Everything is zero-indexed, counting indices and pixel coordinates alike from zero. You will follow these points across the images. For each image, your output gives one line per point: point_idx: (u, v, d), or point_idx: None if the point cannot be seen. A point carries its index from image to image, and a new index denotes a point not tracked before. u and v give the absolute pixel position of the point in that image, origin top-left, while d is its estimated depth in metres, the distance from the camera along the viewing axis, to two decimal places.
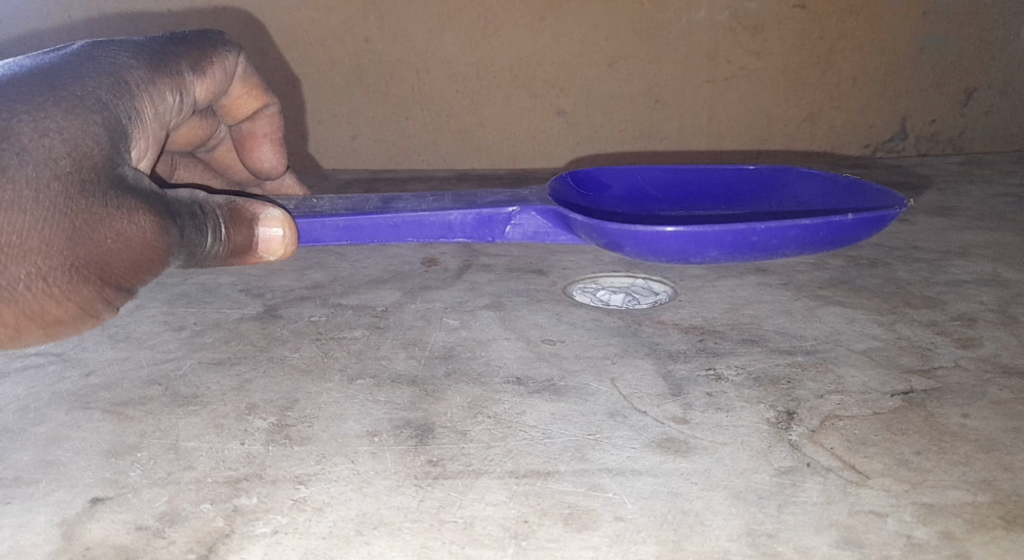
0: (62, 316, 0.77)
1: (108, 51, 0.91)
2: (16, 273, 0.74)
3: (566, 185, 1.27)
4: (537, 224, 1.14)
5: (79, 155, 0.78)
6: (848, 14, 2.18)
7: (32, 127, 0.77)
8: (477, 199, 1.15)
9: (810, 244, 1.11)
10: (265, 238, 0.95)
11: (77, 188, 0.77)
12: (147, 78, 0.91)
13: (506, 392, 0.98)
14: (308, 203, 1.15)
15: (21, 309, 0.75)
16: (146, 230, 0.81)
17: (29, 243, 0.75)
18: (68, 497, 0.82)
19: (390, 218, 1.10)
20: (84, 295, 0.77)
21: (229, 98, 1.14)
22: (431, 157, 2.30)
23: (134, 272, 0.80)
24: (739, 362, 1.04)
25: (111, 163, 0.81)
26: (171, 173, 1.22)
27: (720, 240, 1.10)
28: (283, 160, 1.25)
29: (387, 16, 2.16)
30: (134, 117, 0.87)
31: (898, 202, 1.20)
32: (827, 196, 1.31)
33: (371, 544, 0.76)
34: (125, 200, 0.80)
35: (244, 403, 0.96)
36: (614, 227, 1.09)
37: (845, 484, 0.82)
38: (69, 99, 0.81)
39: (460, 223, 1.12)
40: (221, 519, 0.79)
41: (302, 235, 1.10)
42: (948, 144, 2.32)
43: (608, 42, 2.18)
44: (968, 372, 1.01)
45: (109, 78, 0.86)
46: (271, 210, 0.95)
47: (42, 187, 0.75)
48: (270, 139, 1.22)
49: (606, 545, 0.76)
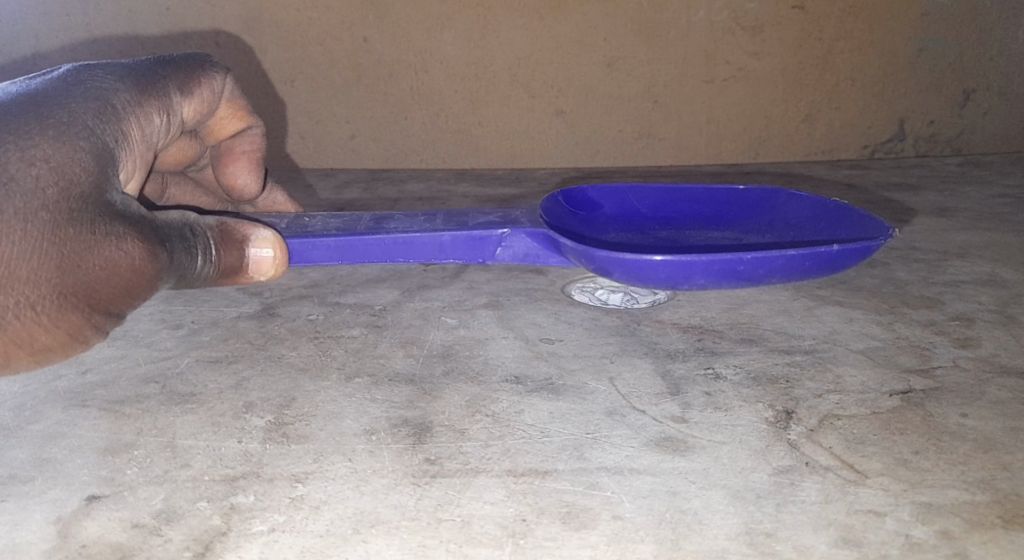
0: (52, 342, 0.78)
1: (95, 75, 0.92)
2: (5, 302, 0.76)
3: (557, 205, 1.28)
4: (527, 246, 1.14)
5: (66, 183, 0.79)
6: (847, 15, 2.18)
7: (19, 157, 0.78)
8: (468, 219, 1.16)
9: (798, 273, 1.09)
10: (256, 260, 0.95)
11: (66, 216, 0.78)
12: (134, 101, 0.92)
13: (504, 391, 0.97)
14: (299, 223, 1.15)
15: (10, 336, 0.76)
16: (136, 257, 0.82)
17: (17, 273, 0.76)
18: (63, 496, 0.82)
19: (381, 238, 1.10)
20: (73, 322, 0.78)
21: (212, 120, 1.13)
22: (430, 157, 2.30)
23: (123, 298, 0.81)
24: (737, 361, 1.04)
25: (99, 189, 0.82)
26: (161, 193, 1.21)
27: (707, 269, 1.07)
28: (260, 179, 1.23)
29: (386, 16, 2.16)
30: (121, 140, 0.88)
31: (882, 232, 1.18)
32: (817, 221, 1.28)
33: (368, 542, 0.76)
34: (112, 226, 0.81)
35: (241, 402, 0.96)
36: (601, 252, 1.08)
37: (842, 484, 0.82)
38: (55, 126, 0.82)
39: (451, 244, 1.12)
40: (217, 518, 0.79)
41: (295, 255, 1.11)
42: (947, 145, 2.32)
43: (606, 42, 2.18)
44: (966, 372, 1.01)
45: (95, 103, 0.87)
46: (261, 231, 0.95)
47: (30, 217, 0.77)
48: (251, 158, 1.20)
49: (605, 543, 0.76)
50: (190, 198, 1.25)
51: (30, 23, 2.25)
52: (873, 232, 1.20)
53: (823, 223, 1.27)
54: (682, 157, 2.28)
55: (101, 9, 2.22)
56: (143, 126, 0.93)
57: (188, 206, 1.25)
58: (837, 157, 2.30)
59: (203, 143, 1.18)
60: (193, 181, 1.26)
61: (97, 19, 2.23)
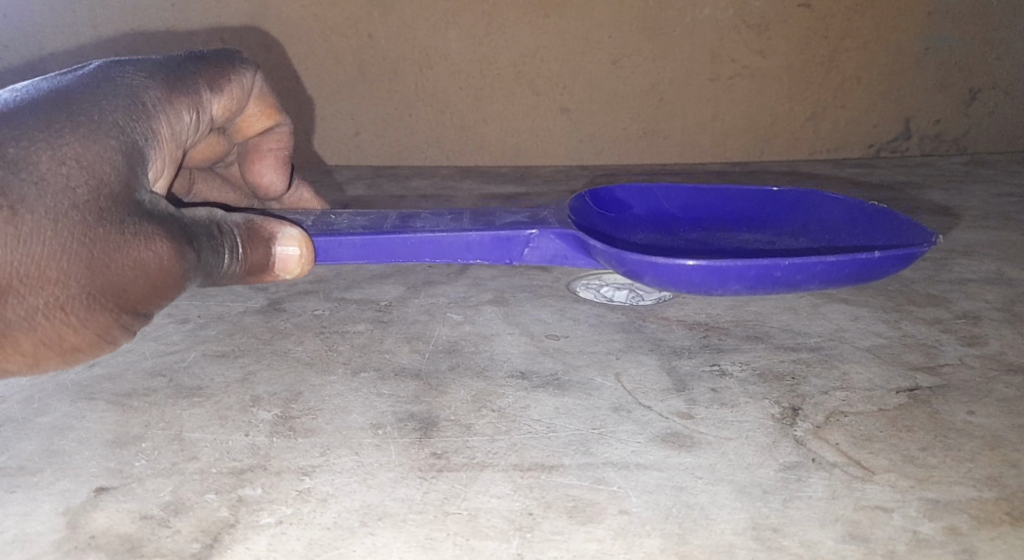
0: (80, 343, 0.80)
1: (125, 71, 0.93)
2: (34, 302, 0.77)
3: (586, 203, 1.28)
4: (556, 248, 1.15)
5: (97, 182, 0.81)
6: (854, 13, 2.17)
7: (51, 155, 0.80)
8: (495, 219, 1.17)
9: (835, 280, 1.09)
10: (283, 257, 0.94)
11: (96, 216, 0.80)
12: (164, 99, 0.93)
13: (510, 386, 0.98)
14: (326, 220, 1.16)
15: (40, 337, 0.78)
16: (164, 257, 0.83)
17: (47, 274, 0.77)
18: (73, 487, 0.82)
19: (408, 237, 1.11)
20: (101, 323, 0.80)
21: (240, 118, 1.14)
22: (434, 154, 2.30)
23: (151, 297, 0.83)
24: (744, 358, 1.04)
25: (129, 188, 0.83)
26: (189, 189, 1.22)
27: (742, 275, 1.08)
28: (287, 176, 1.24)
29: (392, 13, 2.16)
30: (151, 138, 0.89)
31: (927, 239, 1.17)
32: (854, 225, 1.29)
33: (375, 534, 0.76)
34: (142, 226, 0.82)
35: (248, 395, 0.96)
36: (632, 257, 1.09)
37: (850, 479, 0.82)
38: (85, 123, 0.83)
39: (477, 243, 1.13)
40: (226, 509, 0.79)
41: (320, 253, 1.11)
42: (952, 144, 2.32)
43: (611, 40, 2.18)
44: (974, 369, 1.01)
45: (125, 101, 0.88)
46: (288, 229, 0.95)
47: (60, 217, 0.78)
48: (277, 156, 1.21)
49: (611, 537, 0.76)
50: (216, 193, 1.24)
51: (36, 19, 2.25)
52: (911, 239, 1.20)
53: (860, 226, 1.28)
54: (685, 155, 2.29)
55: (108, 5, 2.22)
56: (172, 123, 0.93)
57: (214, 201, 1.24)
58: (841, 156, 2.30)
59: (230, 139, 1.19)
60: (221, 176, 1.25)
61: (103, 15, 2.23)
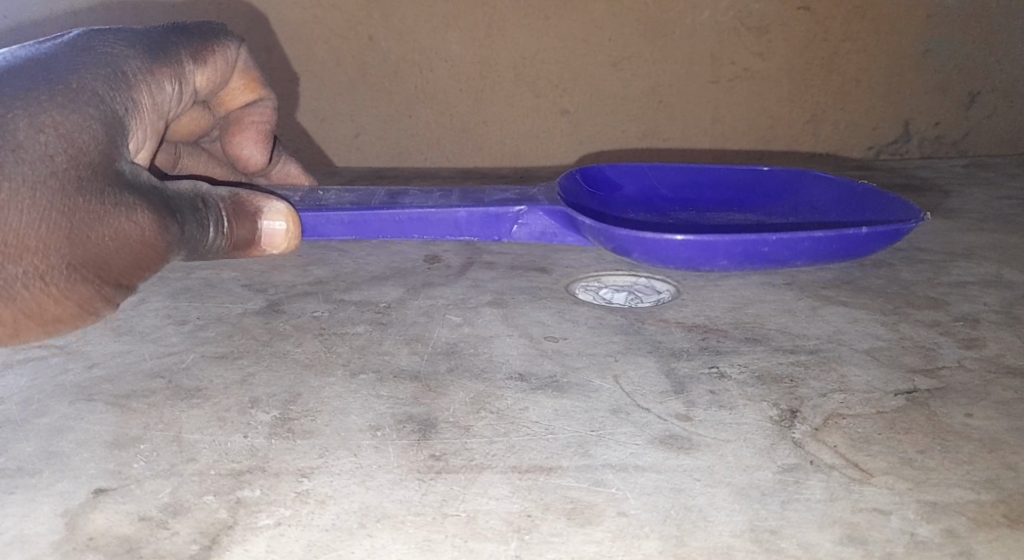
0: (61, 314, 0.80)
1: (105, 41, 0.94)
2: (14, 271, 0.78)
3: (577, 184, 1.34)
4: (544, 225, 1.24)
5: (76, 151, 0.82)
6: (854, 16, 2.18)
7: (28, 123, 0.81)
8: (483, 197, 1.25)
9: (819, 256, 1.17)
10: (269, 232, 1.02)
11: (75, 186, 0.81)
12: (145, 69, 0.95)
13: (509, 388, 0.98)
14: (314, 197, 1.26)
15: (20, 307, 0.78)
16: (144, 228, 0.85)
17: (26, 243, 0.78)
18: (71, 488, 0.82)
19: (397, 214, 1.21)
20: (83, 293, 0.81)
21: (225, 90, 1.18)
22: (434, 156, 2.30)
23: (132, 269, 0.85)
24: (742, 360, 1.04)
25: (109, 158, 0.85)
26: (175, 163, 1.25)
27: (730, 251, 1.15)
28: (267, 152, 1.27)
29: (392, 15, 2.16)
30: (131, 108, 0.91)
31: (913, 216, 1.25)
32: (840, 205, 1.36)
33: (373, 536, 0.76)
34: (122, 197, 0.84)
35: (247, 397, 0.96)
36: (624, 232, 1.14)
37: (847, 482, 0.82)
38: (64, 93, 0.84)
39: (468, 221, 1.22)
40: (224, 511, 0.79)
41: (310, 229, 1.21)
42: (952, 146, 2.32)
43: (611, 41, 2.18)
44: (972, 372, 1.01)
45: (105, 69, 0.90)
46: (274, 204, 1.03)
47: (39, 185, 0.79)
48: (259, 130, 1.24)
49: (609, 539, 0.76)
50: (202, 169, 1.29)
51: None
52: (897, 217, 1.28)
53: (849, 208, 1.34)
54: (686, 155, 2.28)
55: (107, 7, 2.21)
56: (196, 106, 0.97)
57: (201, 176, 1.29)
58: (841, 156, 2.31)
59: (214, 115, 1.22)
60: (206, 152, 1.30)
61: (101, 16, 2.22)
